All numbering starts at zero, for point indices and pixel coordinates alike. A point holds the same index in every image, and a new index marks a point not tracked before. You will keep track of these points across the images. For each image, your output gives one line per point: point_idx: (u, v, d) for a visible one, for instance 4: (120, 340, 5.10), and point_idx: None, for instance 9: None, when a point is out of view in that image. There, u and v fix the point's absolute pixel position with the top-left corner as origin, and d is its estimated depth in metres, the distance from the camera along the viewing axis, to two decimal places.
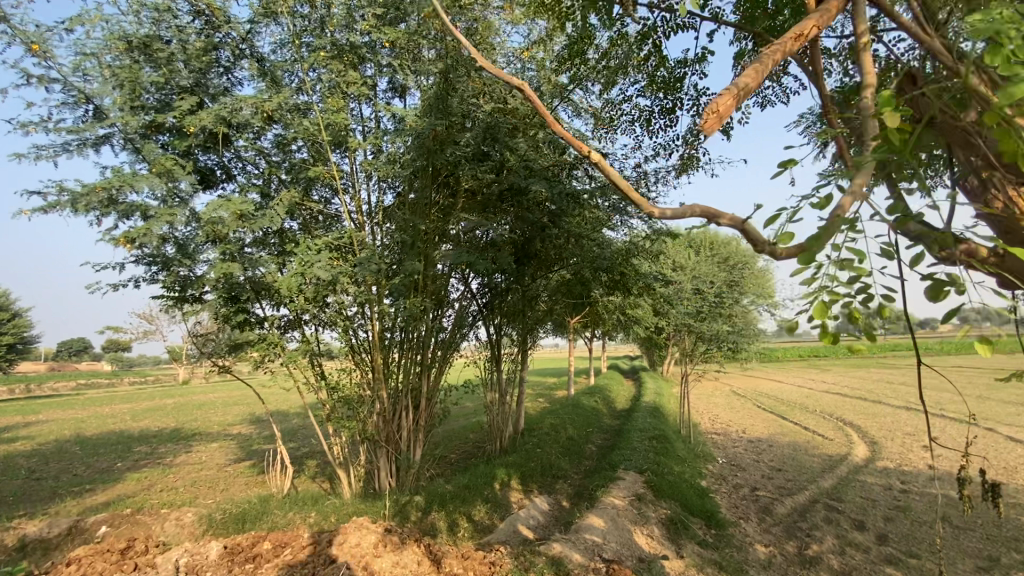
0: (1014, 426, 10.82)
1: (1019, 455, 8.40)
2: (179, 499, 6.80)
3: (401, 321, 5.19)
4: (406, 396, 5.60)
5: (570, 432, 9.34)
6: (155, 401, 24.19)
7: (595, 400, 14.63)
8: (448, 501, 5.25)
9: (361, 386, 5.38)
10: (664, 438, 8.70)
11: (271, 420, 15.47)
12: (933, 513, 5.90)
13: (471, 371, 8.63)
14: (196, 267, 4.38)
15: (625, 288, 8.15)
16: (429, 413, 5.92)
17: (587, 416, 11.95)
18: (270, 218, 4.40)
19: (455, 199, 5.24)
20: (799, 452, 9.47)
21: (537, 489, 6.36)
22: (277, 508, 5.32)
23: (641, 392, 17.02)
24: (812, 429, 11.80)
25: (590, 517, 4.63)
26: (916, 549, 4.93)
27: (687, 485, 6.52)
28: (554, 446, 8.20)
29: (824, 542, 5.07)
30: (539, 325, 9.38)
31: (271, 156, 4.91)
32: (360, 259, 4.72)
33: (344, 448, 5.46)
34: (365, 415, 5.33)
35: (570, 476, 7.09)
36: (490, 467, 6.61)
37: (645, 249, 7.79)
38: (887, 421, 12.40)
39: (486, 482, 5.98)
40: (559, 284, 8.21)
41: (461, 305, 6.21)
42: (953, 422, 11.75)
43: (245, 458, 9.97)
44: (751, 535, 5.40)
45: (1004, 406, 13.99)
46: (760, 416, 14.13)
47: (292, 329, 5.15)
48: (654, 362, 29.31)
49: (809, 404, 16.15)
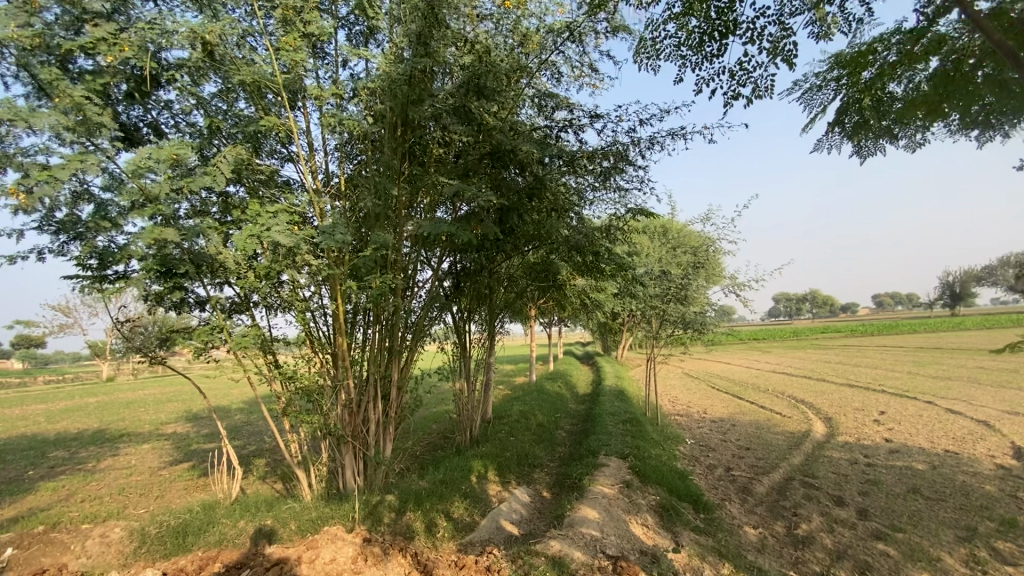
0: (949, 399, 11.55)
1: (962, 426, 8.89)
2: (104, 511, 5.92)
3: (369, 301, 4.59)
4: (376, 385, 5.01)
5: (540, 418, 9.05)
6: (74, 400, 21.88)
7: (558, 385, 14.47)
8: (424, 499, 4.77)
9: (322, 376, 4.69)
10: (637, 421, 8.56)
11: (211, 416, 14.24)
12: (903, 486, 6.00)
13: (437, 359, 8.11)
14: (119, 235, 3.66)
15: (597, 272, 7.88)
16: (399, 404, 5.38)
17: (553, 401, 11.72)
18: (213, 177, 3.74)
19: (425, 168, 4.74)
20: (763, 430, 9.63)
21: (515, 480, 5.99)
22: (224, 518, 4.64)
23: (601, 376, 17.07)
24: (769, 407, 12.13)
25: (583, 510, 4.30)
26: (899, 523, 4.94)
27: (667, 468, 6.35)
28: (527, 433, 7.86)
29: (812, 520, 4.99)
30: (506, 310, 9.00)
31: (212, 108, 4.24)
32: (324, 228, 4.05)
33: (304, 445, 4.83)
34: (328, 407, 4.68)
35: (546, 464, 6.76)
36: (464, 458, 6.17)
37: (617, 231, 7.55)
38: (835, 398, 12.96)
39: (462, 476, 5.53)
40: (528, 266, 7.86)
41: (433, 285, 5.67)
42: (895, 398, 12.41)
43: (182, 460, 8.99)
44: (739, 517, 5.27)
45: (935, 381, 15.00)
46: (718, 397, 14.45)
47: (240, 313, 4.50)
48: (609, 347, 29.69)
49: (760, 384, 16.75)
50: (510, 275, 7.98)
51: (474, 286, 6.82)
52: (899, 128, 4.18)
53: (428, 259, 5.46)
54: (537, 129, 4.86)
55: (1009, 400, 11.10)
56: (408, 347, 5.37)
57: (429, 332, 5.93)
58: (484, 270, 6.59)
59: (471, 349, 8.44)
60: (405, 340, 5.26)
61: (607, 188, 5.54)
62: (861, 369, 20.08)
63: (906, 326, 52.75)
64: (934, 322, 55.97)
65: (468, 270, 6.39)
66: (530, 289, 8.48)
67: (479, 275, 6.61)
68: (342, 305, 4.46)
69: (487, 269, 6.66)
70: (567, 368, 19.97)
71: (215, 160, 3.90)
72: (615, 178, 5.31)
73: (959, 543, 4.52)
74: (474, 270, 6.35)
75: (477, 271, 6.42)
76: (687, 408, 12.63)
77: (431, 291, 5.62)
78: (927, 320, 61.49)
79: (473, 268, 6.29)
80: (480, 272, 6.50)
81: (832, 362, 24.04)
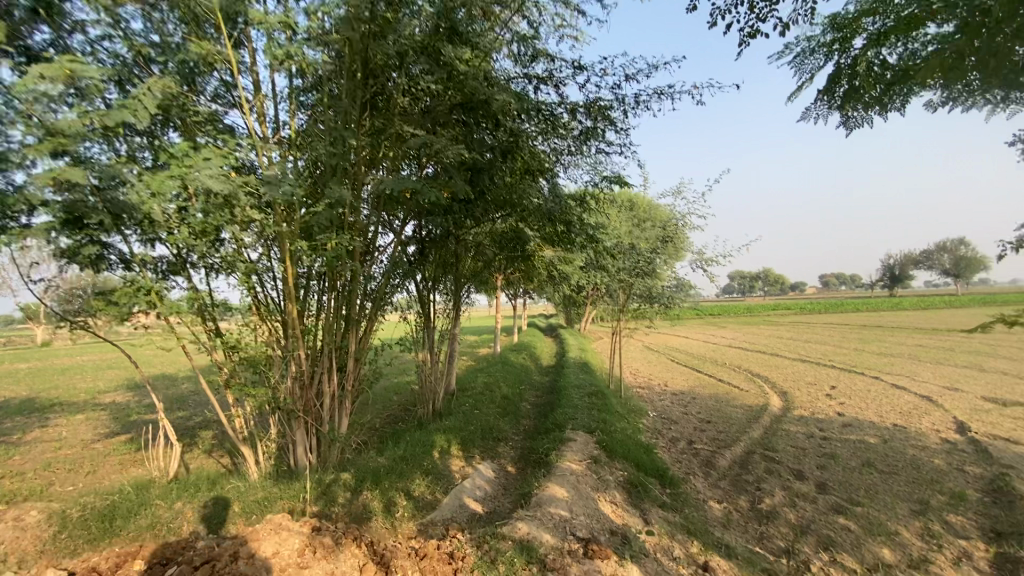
0: (895, 376, 12.09)
1: (908, 401, 9.28)
2: (23, 489, 5.35)
3: (323, 265, 4.15)
4: (331, 356, 4.61)
5: (505, 390, 8.86)
6: (1, 366, 20.28)
7: (523, 357, 14.36)
8: (382, 476, 4.48)
9: (270, 345, 4.26)
10: (602, 394, 8.50)
11: (154, 384, 13.40)
12: (858, 459, 6.14)
13: (399, 328, 7.72)
14: (18, 175, 3.13)
15: (568, 243, 7.60)
16: (357, 376, 5.00)
17: (518, 373, 11.58)
18: (132, 111, 3.25)
19: (388, 118, 4.28)
20: (722, 403, 9.80)
21: (479, 454, 5.78)
22: (159, 499, 4.22)
23: (566, 348, 17.08)
24: (727, 381, 12.40)
25: (550, 487, 4.11)
26: (857, 496, 5.03)
27: (633, 441, 6.29)
28: (492, 406, 7.66)
29: (775, 495, 5.01)
30: (472, 280, 8.66)
31: (136, 35, 3.69)
32: (268, 178, 3.57)
33: (250, 420, 4.43)
34: (276, 379, 4.27)
35: (511, 438, 6.58)
36: (426, 433, 5.90)
37: (590, 202, 7.27)
38: (789, 372, 13.39)
39: (424, 451, 5.26)
40: (496, 234, 7.49)
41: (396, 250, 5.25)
42: (845, 373, 12.92)
43: (119, 433, 8.35)
44: (704, 491, 5.24)
45: (880, 357, 15.75)
46: (678, 370, 14.71)
47: (174, 274, 4.01)
48: (573, 320, 29.90)
49: (718, 358, 17.17)
50: (478, 243, 7.62)
51: (440, 253, 6.43)
52: (891, 100, 3.99)
53: (390, 221, 5.03)
54: (513, 82, 4.47)
55: (948, 377, 11.72)
56: (366, 314, 4.97)
57: (391, 301, 5.53)
58: (451, 237, 6.20)
59: (436, 319, 8.09)
60: (363, 307, 4.85)
61: (584, 152, 5.21)
62: (811, 345, 20.94)
63: (851, 304, 55.63)
64: (876, 301, 59.28)
65: (434, 236, 5.99)
66: (498, 259, 8.15)
67: (446, 241, 6.22)
68: (291, 267, 4.00)
69: (455, 236, 6.27)
70: (531, 340, 19.91)
71: (136, 93, 3.40)
72: (593, 143, 4.98)
73: (914, 517, 4.62)
74: (440, 235, 5.94)
75: (443, 237, 6.02)
76: (649, 380, 12.77)
77: (393, 256, 5.20)
78: (869, 299, 65.06)
79: (439, 233, 5.89)
80: (446, 238, 6.10)
81: (784, 338, 25.02)
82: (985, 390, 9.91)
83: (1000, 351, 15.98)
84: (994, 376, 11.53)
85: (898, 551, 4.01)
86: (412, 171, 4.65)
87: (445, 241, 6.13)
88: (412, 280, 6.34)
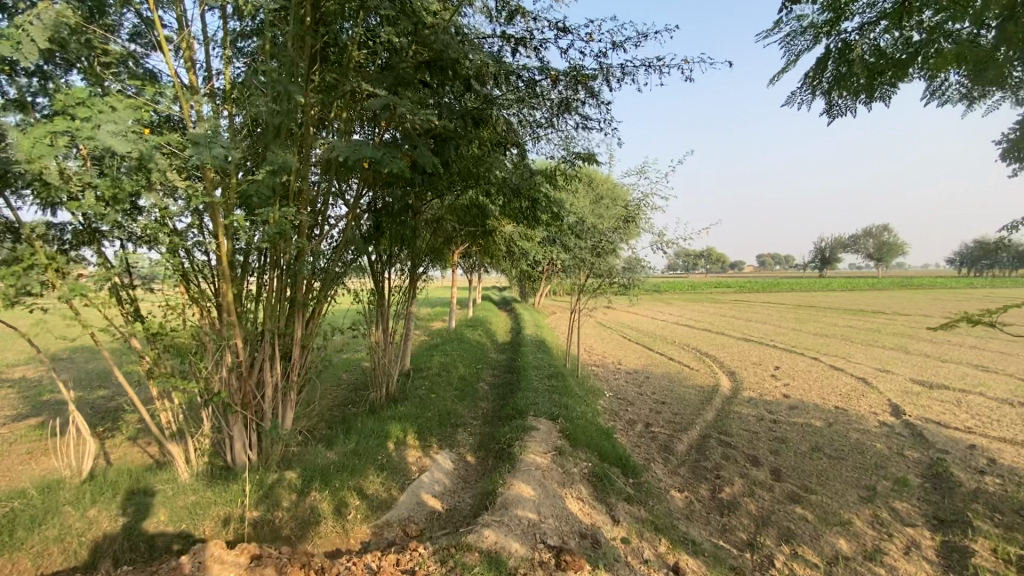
0: (832, 357, 12.75)
1: (846, 383, 9.76)
2: None
3: (263, 241, 3.61)
4: (273, 343, 4.10)
5: (462, 371, 8.57)
6: None
7: (478, 332, 14.09)
8: (332, 474, 4.10)
9: (200, 331, 3.71)
10: (561, 375, 8.37)
11: (68, 357, 12.12)
12: (807, 443, 6.32)
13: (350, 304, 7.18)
14: None
15: (532, 220, 7.25)
16: (304, 364, 4.52)
17: (474, 350, 11.31)
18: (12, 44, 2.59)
19: (341, 73, 3.74)
20: (676, 382, 9.97)
21: (436, 443, 5.48)
22: (66, 505, 3.66)
23: (521, 324, 16.96)
24: (678, 359, 12.68)
25: (516, 485, 3.88)
26: (810, 483, 5.14)
27: (594, 427, 6.18)
28: (449, 389, 7.35)
29: (735, 483, 5.04)
30: (430, 254, 8.18)
31: None
32: (194, 138, 2.99)
33: (178, 414, 3.90)
34: (207, 370, 3.75)
35: (469, 423, 6.32)
36: (380, 421, 5.52)
37: (557, 177, 6.92)
38: (736, 351, 13.85)
39: (378, 442, 4.90)
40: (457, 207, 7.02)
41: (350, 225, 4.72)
42: (786, 352, 13.52)
43: (25, 415, 7.43)
44: (666, 478, 5.22)
45: (817, 337, 16.65)
46: (631, 347, 14.92)
47: (79, 248, 3.38)
48: (527, 294, 29.89)
49: (668, 335, 17.58)
50: (437, 218, 7.12)
51: (398, 228, 5.93)
52: None
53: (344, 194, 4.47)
54: (486, 41, 4.00)
55: (879, 358, 12.48)
56: (319, 297, 4.45)
57: (343, 281, 5.04)
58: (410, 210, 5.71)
59: (390, 297, 7.61)
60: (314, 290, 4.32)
61: (559, 125, 4.84)
62: (753, 323, 21.93)
63: (786, 284, 58.96)
64: (809, 282, 63.11)
65: (393, 210, 5.48)
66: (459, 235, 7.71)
67: (405, 215, 5.73)
68: (225, 241, 3.45)
69: (413, 209, 5.77)
70: (486, 315, 19.68)
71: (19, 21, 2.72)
72: (570, 116, 4.61)
73: (863, 504, 4.77)
74: (400, 210, 5.43)
75: (403, 211, 5.52)
76: (604, 357, 12.86)
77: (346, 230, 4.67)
78: (803, 280, 69.16)
79: (398, 207, 5.37)
80: (406, 213, 5.60)
81: (728, 316, 26.11)
82: (912, 373, 10.60)
83: (920, 334, 17.30)
84: (918, 358, 12.38)
85: (853, 542, 4.09)
86: (368, 136, 4.13)
87: (403, 215, 5.63)
88: (365, 255, 5.82)
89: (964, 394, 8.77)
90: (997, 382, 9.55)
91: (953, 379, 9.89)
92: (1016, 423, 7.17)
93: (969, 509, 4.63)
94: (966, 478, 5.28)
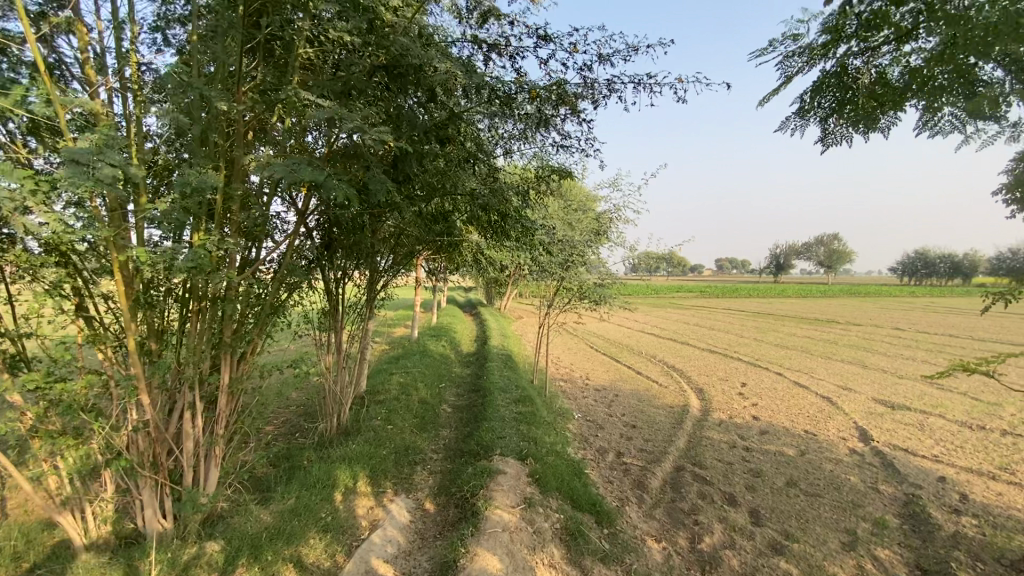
0: (795, 371, 12.82)
1: (812, 403, 9.73)
2: None
3: (176, 275, 3.00)
4: (195, 389, 3.49)
5: (423, 393, 8.01)
6: None
7: (441, 343, 13.51)
8: (265, 544, 3.49)
9: (95, 384, 3.07)
10: (528, 398, 7.93)
11: None
12: (782, 476, 6.08)
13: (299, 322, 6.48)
14: None
15: (502, 235, 6.76)
16: (234, 408, 3.90)
17: (437, 365, 10.74)
18: None
19: (282, 75, 3.16)
20: (645, 401, 9.71)
21: (390, 488, 4.92)
22: None
23: (486, 332, 16.46)
24: (646, 373, 12.49)
25: (481, 556, 3.41)
26: (790, 528, 4.88)
27: (564, 461, 5.76)
28: (408, 418, 6.79)
29: (714, 530, 4.70)
30: (391, 267, 7.57)
31: None
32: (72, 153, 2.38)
33: (69, 478, 3.24)
34: (105, 428, 3.11)
35: (429, 459, 5.78)
36: (328, 464, 4.92)
37: (528, 191, 6.45)
38: (702, 364, 13.77)
39: (322, 495, 4.31)
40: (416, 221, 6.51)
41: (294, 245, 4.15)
42: (751, 366, 13.55)
43: None
44: (641, 524, 4.84)
45: (778, 349, 16.85)
46: (598, 359, 14.67)
47: None
48: (492, 298, 29.41)
49: (635, 345, 17.43)
50: (397, 231, 6.56)
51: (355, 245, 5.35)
52: None
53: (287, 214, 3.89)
54: (454, 46, 3.52)
55: (839, 373, 12.63)
56: (256, 331, 3.86)
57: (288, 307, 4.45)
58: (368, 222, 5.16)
59: (345, 315, 6.99)
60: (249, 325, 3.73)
61: (534, 141, 4.40)
62: (715, 332, 22.19)
63: (744, 289, 60.73)
64: (765, 288, 65.25)
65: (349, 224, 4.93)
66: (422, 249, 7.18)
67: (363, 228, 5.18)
68: (122, 276, 2.83)
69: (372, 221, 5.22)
70: (450, 322, 19.08)
71: None
72: (546, 133, 4.17)
73: (846, 553, 4.52)
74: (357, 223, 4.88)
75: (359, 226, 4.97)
76: (571, 371, 12.53)
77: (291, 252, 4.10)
78: (759, 285, 71.52)
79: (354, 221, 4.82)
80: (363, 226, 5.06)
81: (690, 323, 26.43)
82: (873, 391, 10.69)
83: (873, 346, 17.78)
84: (876, 374, 12.59)
85: None
86: (314, 149, 3.56)
87: (359, 232, 5.05)
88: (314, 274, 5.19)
89: (925, 416, 8.83)
90: (953, 403, 9.72)
91: (913, 398, 10.01)
92: (978, 450, 7.20)
93: (951, 558, 4.45)
94: (944, 519, 5.14)
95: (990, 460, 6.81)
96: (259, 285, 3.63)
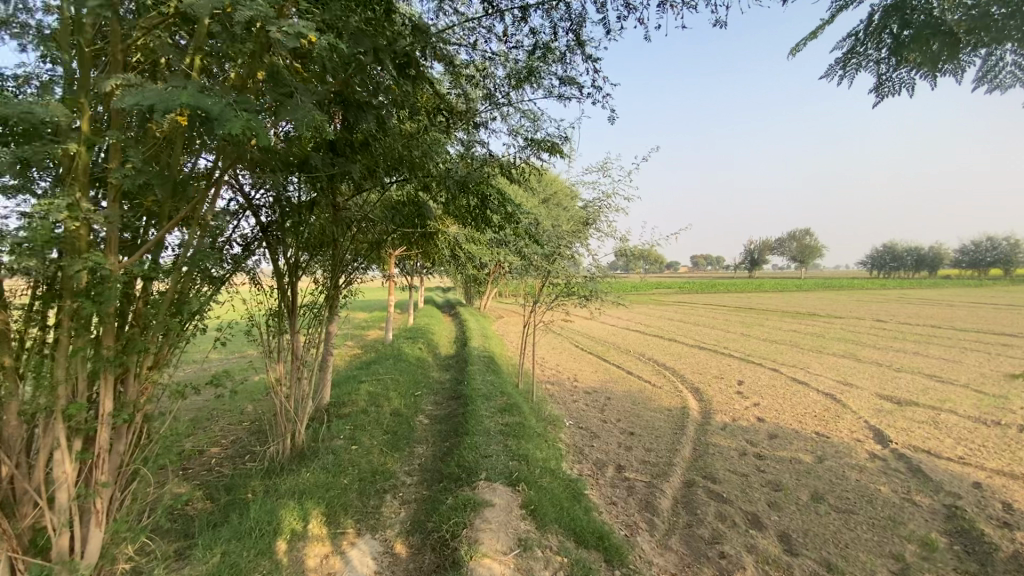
0: (791, 367, 12.26)
1: (816, 401, 9.11)
2: None
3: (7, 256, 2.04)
4: (63, 425, 2.51)
5: (396, 404, 7.08)
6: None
7: (418, 345, 12.56)
8: None
9: None
10: (515, 406, 7.07)
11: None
12: (805, 489, 5.37)
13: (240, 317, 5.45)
14: None
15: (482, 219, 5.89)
16: (129, 442, 2.94)
17: (413, 370, 9.80)
18: None
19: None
20: (640, 404, 8.96)
21: (351, 527, 4.01)
22: None
23: (466, 333, 15.57)
24: (637, 373, 11.76)
25: None
26: (830, 557, 4.14)
27: (560, 481, 4.92)
28: (378, 435, 5.86)
29: (745, 565, 3.93)
30: (357, 260, 6.64)
31: None
32: None
33: None
34: None
35: (401, 485, 4.87)
36: (272, 502, 3.97)
37: (512, 169, 5.61)
38: (694, 361, 13.13)
39: (261, 548, 3.37)
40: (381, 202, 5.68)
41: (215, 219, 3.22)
42: (744, 362, 12.97)
43: None
44: (656, 559, 4.03)
45: (768, 344, 16.36)
46: (585, 358, 13.90)
47: None
48: (472, 296, 28.45)
49: (621, 343, 16.76)
50: (362, 215, 5.68)
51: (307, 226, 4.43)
52: None
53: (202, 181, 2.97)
54: None
55: (836, 368, 12.10)
56: (162, 338, 2.92)
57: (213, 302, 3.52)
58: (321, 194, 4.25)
59: (301, 317, 6.02)
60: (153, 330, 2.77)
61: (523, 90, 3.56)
62: (701, 328, 21.69)
63: (722, 285, 61.03)
64: (743, 283, 65.80)
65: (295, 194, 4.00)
66: (391, 237, 6.26)
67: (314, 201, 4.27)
68: None
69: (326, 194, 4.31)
70: (428, 322, 18.12)
71: None
72: (541, 76, 3.38)
73: None
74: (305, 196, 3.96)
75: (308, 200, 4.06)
76: (558, 373, 11.73)
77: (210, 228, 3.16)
78: (736, 280, 72.22)
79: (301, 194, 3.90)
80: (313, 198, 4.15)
81: (676, 319, 26.00)
82: (876, 387, 10.14)
83: (862, 338, 17.44)
84: (873, 368, 12.11)
85: None
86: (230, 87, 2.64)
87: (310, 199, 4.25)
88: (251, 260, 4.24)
89: (937, 412, 8.27)
90: (961, 397, 9.20)
91: (918, 393, 9.48)
92: (1004, 449, 6.62)
93: None
94: (997, 536, 4.47)
95: (1021, 460, 6.22)
96: (158, 274, 2.68)
